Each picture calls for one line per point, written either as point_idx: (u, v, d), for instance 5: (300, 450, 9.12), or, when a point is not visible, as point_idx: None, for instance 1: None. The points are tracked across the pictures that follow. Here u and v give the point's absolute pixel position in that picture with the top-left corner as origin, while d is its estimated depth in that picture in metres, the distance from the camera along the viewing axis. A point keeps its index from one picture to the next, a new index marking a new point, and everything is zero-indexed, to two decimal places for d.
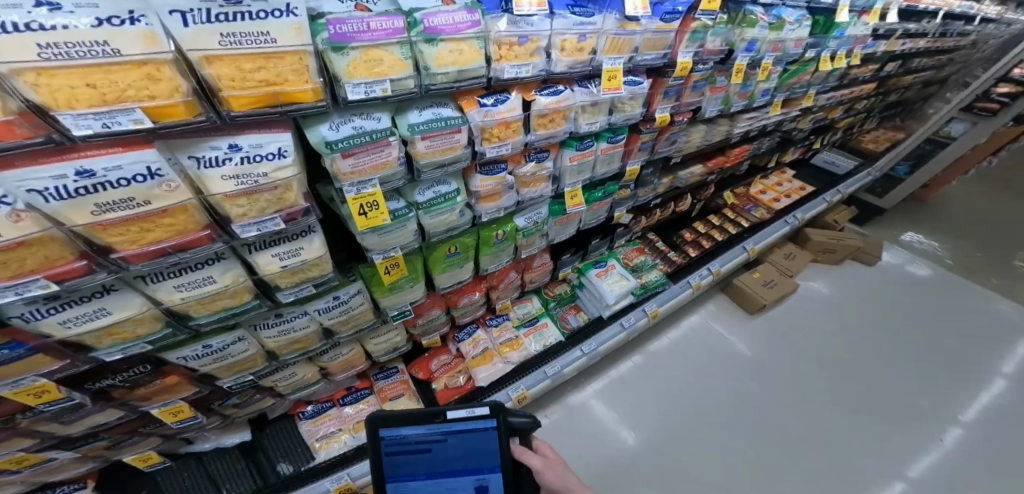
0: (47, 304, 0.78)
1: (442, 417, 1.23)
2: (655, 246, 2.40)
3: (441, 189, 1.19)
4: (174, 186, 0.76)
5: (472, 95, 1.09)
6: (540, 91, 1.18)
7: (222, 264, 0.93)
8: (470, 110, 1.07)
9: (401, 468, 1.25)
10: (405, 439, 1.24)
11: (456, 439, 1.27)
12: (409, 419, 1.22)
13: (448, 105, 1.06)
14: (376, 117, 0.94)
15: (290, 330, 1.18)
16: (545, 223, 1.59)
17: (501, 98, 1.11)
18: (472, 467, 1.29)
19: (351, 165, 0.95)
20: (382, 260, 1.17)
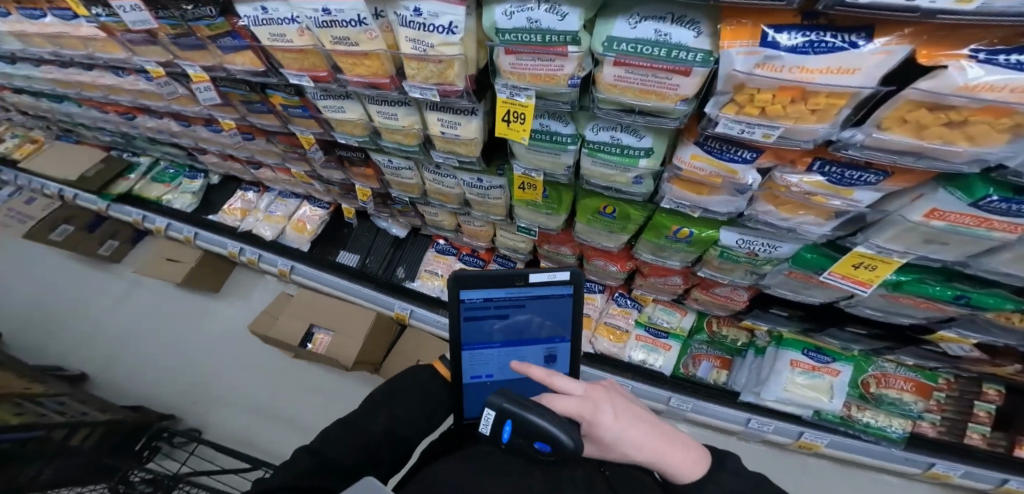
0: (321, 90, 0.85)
1: (530, 282, 0.68)
2: (972, 404, 1.14)
3: (624, 140, 0.63)
4: (374, 36, 0.60)
5: (764, 17, 0.38)
6: (993, 48, 0.33)
7: (406, 108, 0.78)
8: (726, 46, 0.39)
9: (473, 336, 0.71)
10: (481, 308, 0.69)
11: (541, 302, 0.70)
12: (493, 282, 0.67)
13: (697, 22, 0.43)
14: (562, 11, 0.47)
15: (443, 182, 1.04)
16: (777, 266, 0.83)
17: (848, 43, 0.36)
18: (559, 328, 0.72)
19: (512, 64, 0.55)
20: (521, 175, 0.82)
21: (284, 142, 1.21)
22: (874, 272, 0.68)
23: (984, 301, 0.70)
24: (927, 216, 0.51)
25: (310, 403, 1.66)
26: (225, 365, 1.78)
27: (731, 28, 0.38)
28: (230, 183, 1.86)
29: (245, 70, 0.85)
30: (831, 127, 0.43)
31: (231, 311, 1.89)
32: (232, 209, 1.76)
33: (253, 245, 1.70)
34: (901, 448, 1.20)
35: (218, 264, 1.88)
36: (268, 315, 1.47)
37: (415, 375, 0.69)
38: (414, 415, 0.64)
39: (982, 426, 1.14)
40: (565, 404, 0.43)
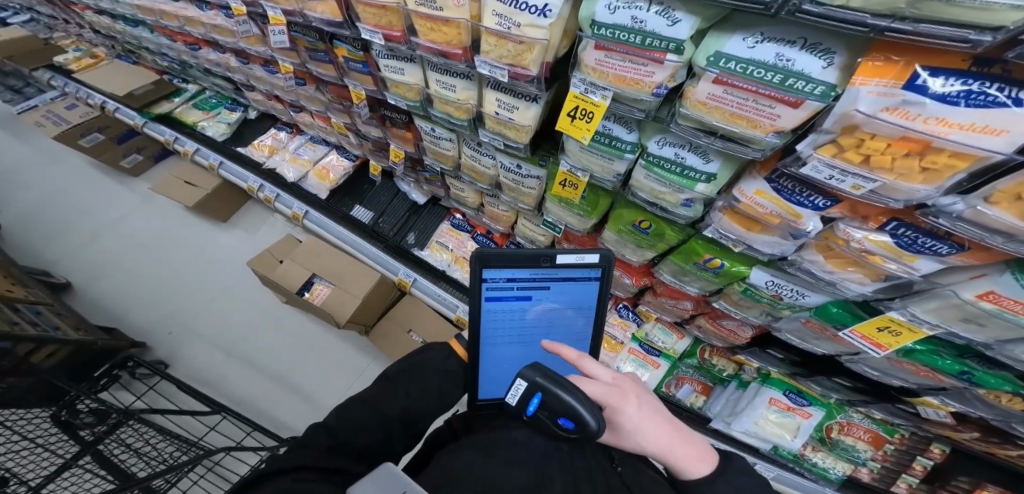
0: (387, 51, 0.80)
1: (556, 264, 0.66)
2: (913, 458, 1.15)
3: (687, 160, 0.63)
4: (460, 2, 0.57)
5: (923, 56, 0.35)
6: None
7: (466, 81, 0.75)
8: (859, 82, 0.37)
9: (494, 317, 0.70)
10: (504, 289, 0.68)
11: (565, 285, 0.69)
12: (520, 263, 0.65)
13: (831, 52, 0.40)
14: (674, 17, 0.45)
15: (482, 161, 1.00)
16: (796, 313, 0.85)
17: (1012, 99, 0.32)
18: (580, 311, 0.72)
19: (598, 60, 0.54)
20: (565, 171, 0.82)
21: (334, 93, 1.15)
22: (896, 337, 0.69)
23: (988, 382, 0.71)
24: (980, 296, 0.51)
25: (291, 353, 1.63)
26: (214, 300, 1.73)
27: (875, 64, 0.37)
28: (268, 121, 1.79)
29: (323, 21, 0.79)
30: (936, 190, 0.42)
31: (229, 244, 1.84)
32: (261, 144, 1.66)
33: (273, 183, 1.62)
34: (834, 488, 1.31)
35: (231, 197, 1.82)
36: (269, 253, 1.41)
37: (426, 354, 0.65)
38: (429, 392, 0.61)
39: (912, 478, 1.19)
40: (594, 390, 0.48)
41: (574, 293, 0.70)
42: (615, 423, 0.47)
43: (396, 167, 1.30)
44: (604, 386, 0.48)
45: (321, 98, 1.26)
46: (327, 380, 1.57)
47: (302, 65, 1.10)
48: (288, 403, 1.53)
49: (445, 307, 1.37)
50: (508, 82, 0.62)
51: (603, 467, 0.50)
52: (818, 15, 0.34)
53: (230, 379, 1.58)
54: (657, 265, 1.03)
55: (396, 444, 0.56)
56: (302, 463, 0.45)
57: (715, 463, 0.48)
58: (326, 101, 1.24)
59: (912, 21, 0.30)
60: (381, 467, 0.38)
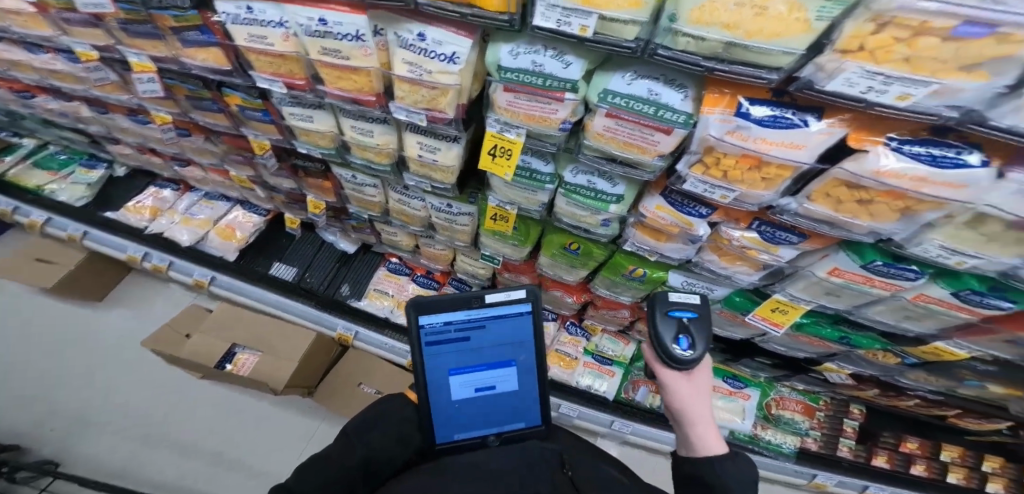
0: (289, 98, 0.79)
1: (485, 303, 0.72)
2: (841, 421, 1.36)
3: (598, 185, 0.72)
4: (370, 53, 0.58)
5: (741, 89, 0.45)
6: (906, 138, 0.40)
7: (383, 126, 0.77)
8: (706, 112, 0.46)
9: (436, 361, 0.71)
10: (442, 333, 0.72)
11: (500, 322, 0.74)
12: (451, 306, 0.71)
13: (685, 86, 0.50)
14: (566, 60, 0.52)
15: (410, 204, 1.03)
16: (709, 306, 0.94)
17: (801, 121, 0.43)
18: (518, 347, 0.74)
19: (508, 102, 0.59)
20: (495, 206, 0.87)
21: (229, 144, 1.11)
22: (787, 315, 0.80)
23: (863, 342, 0.86)
24: (829, 273, 0.63)
25: (222, 427, 1.45)
26: (113, 386, 1.49)
27: (713, 96, 0.46)
28: (141, 179, 1.61)
29: (203, 67, 0.77)
30: (774, 194, 0.52)
31: (120, 322, 1.58)
32: (138, 207, 1.53)
33: (160, 249, 1.49)
34: (793, 462, 1.34)
35: (106, 269, 1.58)
36: (172, 330, 1.30)
37: (386, 400, 0.64)
38: (388, 439, 0.59)
39: (849, 440, 1.35)
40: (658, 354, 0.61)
41: (510, 331, 0.74)
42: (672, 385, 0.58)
43: (317, 219, 1.28)
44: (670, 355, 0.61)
45: (213, 150, 1.20)
46: (272, 449, 1.43)
47: (182, 114, 1.04)
48: (230, 481, 1.38)
49: (395, 354, 1.35)
50: (427, 125, 0.66)
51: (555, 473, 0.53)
52: (669, 57, 0.41)
53: (150, 470, 1.38)
54: (592, 281, 1.11)
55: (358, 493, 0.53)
56: None
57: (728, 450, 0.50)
58: (220, 153, 1.18)
59: (729, 62, 0.39)
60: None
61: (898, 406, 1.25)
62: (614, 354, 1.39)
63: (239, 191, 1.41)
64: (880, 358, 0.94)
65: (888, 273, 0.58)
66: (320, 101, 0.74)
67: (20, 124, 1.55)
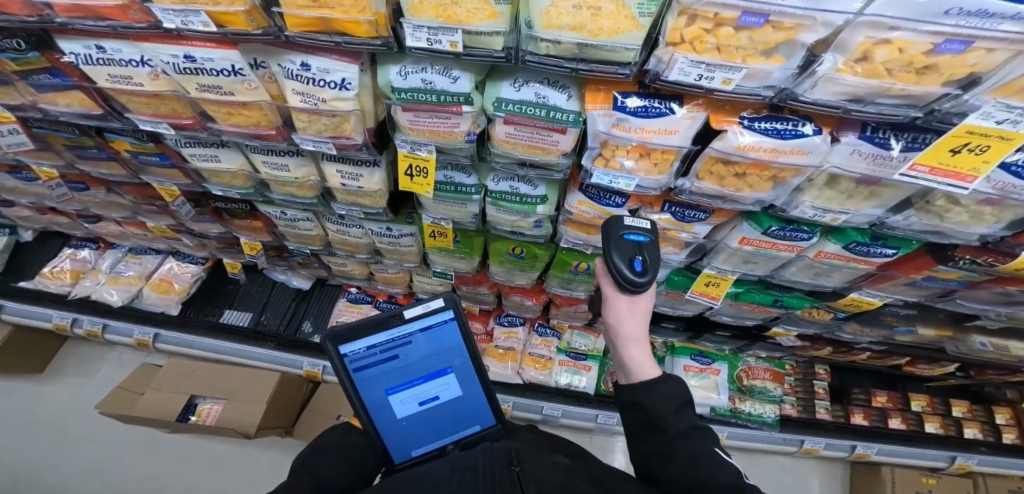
0: (186, 139, 0.76)
1: (406, 318, 0.71)
2: (812, 382, 1.45)
3: (521, 189, 0.74)
4: (254, 86, 0.58)
5: (614, 85, 0.48)
6: (755, 116, 0.45)
7: (299, 159, 0.75)
8: (591, 108, 0.48)
9: (369, 387, 0.69)
10: (368, 357, 0.69)
11: (427, 334, 0.72)
12: (369, 329, 0.68)
13: (567, 86, 0.53)
14: (454, 75, 0.53)
15: (349, 232, 1.01)
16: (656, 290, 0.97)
17: (668, 109, 0.46)
18: (451, 353, 0.74)
19: (410, 121, 0.60)
20: (430, 223, 0.87)
21: (134, 193, 1.06)
22: (720, 287, 0.83)
23: (795, 302, 0.90)
24: (741, 242, 0.66)
25: (190, 489, 1.36)
26: (63, 463, 1.38)
27: (592, 92, 0.49)
28: (54, 241, 1.49)
29: (68, 111, 0.72)
30: (668, 177, 0.55)
31: (55, 402, 1.47)
32: (56, 272, 1.40)
33: (90, 313, 1.39)
34: (778, 430, 1.39)
35: (39, 339, 1.46)
36: (126, 390, 1.20)
37: (328, 435, 0.61)
38: (336, 473, 0.56)
39: (824, 401, 1.43)
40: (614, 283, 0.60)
41: (439, 337, 0.73)
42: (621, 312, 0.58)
43: (258, 260, 1.23)
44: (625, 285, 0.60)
45: (121, 202, 1.15)
46: None
47: (68, 165, 0.99)
48: None
49: None
50: (337, 153, 0.66)
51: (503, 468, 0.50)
52: (537, 63, 0.43)
53: None
54: (545, 281, 1.14)
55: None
56: None
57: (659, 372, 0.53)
58: (129, 203, 1.13)
59: (587, 62, 0.42)
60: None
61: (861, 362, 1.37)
62: (587, 349, 1.39)
63: (164, 241, 1.35)
64: (817, 317, 0.99)
65: (789, 235, 0.62)
66: (218, 139, 0.72)
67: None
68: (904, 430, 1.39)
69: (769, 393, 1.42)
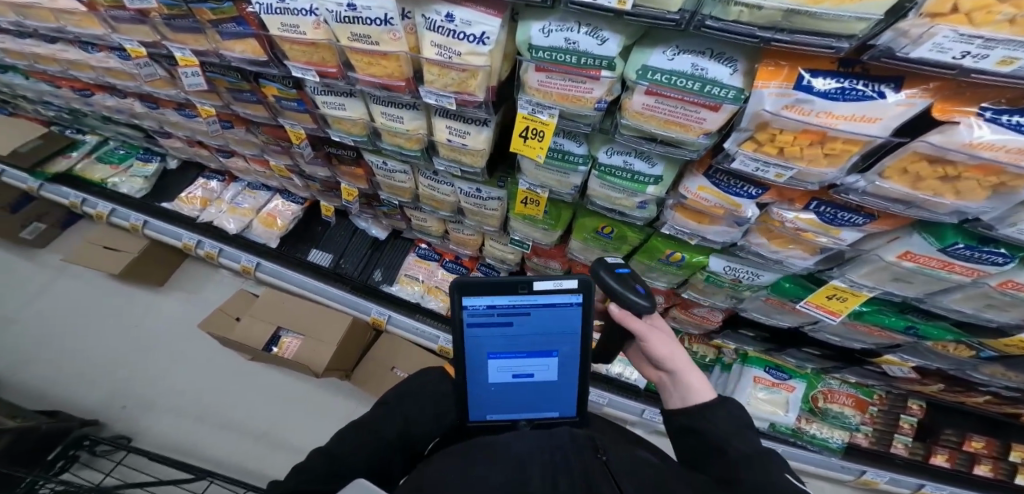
0: (322, 87, 0.82)
1: (532, 290, 0.68)
2: (898, 416, 1.30)
3: (635, 166, 0.69)
4: (398, 37, 0.61)
5: (802, 61, 0.40)
6: (1001, 107, 0.36)
7: (413, 112, 0.78)
8: (760, 86, 0.41)
9: (476, 343, 0.70)
10: (484, 316, 0.69)
11: (545, 311, 0.70)
12: (494, 290, 0.67)
13: (733, 59, 0.45)
14: (602, 36, 0.50)
15: (439, 190, 1.03)
16: (756, 293, 0.93)
17: (875, 92, 0.38)
18: (563, 338, 0.71)
19: (540, 82, 0.59)
20: (525, 190, 0.86)
21: (270, 134, 1.14)
22: (845, 303, 0.77)
23: (933, 332, 0.82)
24: (900, 257, 0.59)
25: (272, 406, 1.56)
26: (178, 361, 1.65)
27: (768, 69, 0.41)
28: (192, 171, 1.72)
29: (241, 59, 0.80)
30: (839, 172, 0.47)
31: (178, 307, 1.74)
32: (190, 198, 1.62)
33: (211, 237, 1.57)
34: (840, 457, 1.32)
35: (165, 257, 1.73)
36: (224, 312, 1.37)
37: (425, 378, 0.69)
38: (425, 415, 0.64)
39: (905, 437, 1.30)
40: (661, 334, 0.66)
41: (556, 318, 0.70)
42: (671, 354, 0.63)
43: (351, 206, 1.31)
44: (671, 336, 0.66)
45: (254, 140, 1.25)
46: (315, 430, 1.52)
47: (226, 107, 1.09)
48: (277, 459, 1.47)
49: (425, 339, 1.37)
50: (456, 108, 0.68)
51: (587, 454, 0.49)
52: (718, 30, 0.37)
53: (208, 443, 1.50)
54: None
55: (393, 463, 0.58)
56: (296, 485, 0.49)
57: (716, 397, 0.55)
58: (261, 143, 1.23)
59: (789, 32, 0.35)
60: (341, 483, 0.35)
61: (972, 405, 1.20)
62: None
63: (279, 180, 1.46)
64: (952, 351, 0.88)
65: (971, 258, 0.54)
66: (351, 88, 0.76)
67: (82, 120, 1.67)
68: (990, 478, 1.27)
69: (844, 421, 1.30)
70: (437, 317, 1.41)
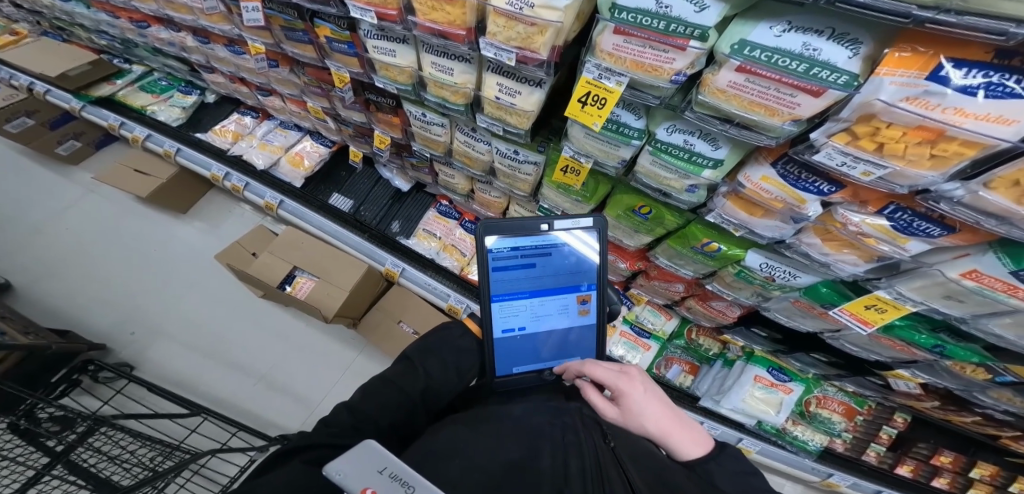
0: (376, 31, 0.77)
1: (552, 229, 0.72)
2: (880, 427, 1.30)
3: (696, 147, 0.65)
4: None
5: (949, 47, 0.35)
6: None
7: (466, 66, 0.75)
8: (883, 73, 0.37)
9: (501, 286, 0.72)
10: (508, 258, 0.72)
11: (565, 250, 0.74)
12: (520, 231, 0.71)
13: (858, 41, 0.39)
14: (702, 3, 0.44)
15: (472, 147, 1.00)
16: (786, 293, 0.93)
17: None
18: (583, 274, 0.74)
19: (615, 46, 0.54)
20: (568, 158, 0.83)
21: (313, 76, 1.09)
22: (882, 314, 0.76)
23: (959, 354, 0.81)
24: (964, 275, 0.57)
25: (275, 349, 1.57)
26: (190, 294, 1.66)
27: (900, 55, 0.36)
28: (227, 105, 1.73)
29: None
30: (941, 176, 0.44)
31: (196, 240, 1.74)
32: (222, 130, 1.59)
33: (239, 171, 1.55)
34: (813, 459, 1.35)
35: (190, 186, 1.73)
36: (241, 247, 1.37)
37: (445, 329, 0.67)
38: (448, 373, 0.62)
39: (879, 446, 1.31)
40: (604, 375, 0.61)
41: (577, 255, 0.74)
42: (621, 403, 0.57)
43: (380, 153, 1.26)
44: (614, 373, 0.60)
45: (295, 81, 1.20)
46: (315, 377, 1.53)
47: (276, 45, 1.02)
48: (272, 402, 1.48)
49: (436, 296, 1.33)
50: (514, 65, 0.65)
51: (596, 441, 0.49)
52: (863, 7, 0.32)
53: (207, 379, 1.51)
54: (652, 249, 1.06)
55: (419, 421, 0.56)
56: (322, 440, 0.46)
57: (712, 450, 0.50)
58: (301, 84, 1.18)
59: (956, 14, 0.29)
60: (362, 447, 0.35)
61: (954, 422, 1.16)
62: (654, 327, 1.39)
63: (312, 122, 1.41)
64: (967, 372, 0.85)
65: None
66: (407, 34, 0.73)
67: (132, 51, 1.68)
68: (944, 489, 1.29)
69: (828, 425, 1.31)
70: (450, 275, 1.38)
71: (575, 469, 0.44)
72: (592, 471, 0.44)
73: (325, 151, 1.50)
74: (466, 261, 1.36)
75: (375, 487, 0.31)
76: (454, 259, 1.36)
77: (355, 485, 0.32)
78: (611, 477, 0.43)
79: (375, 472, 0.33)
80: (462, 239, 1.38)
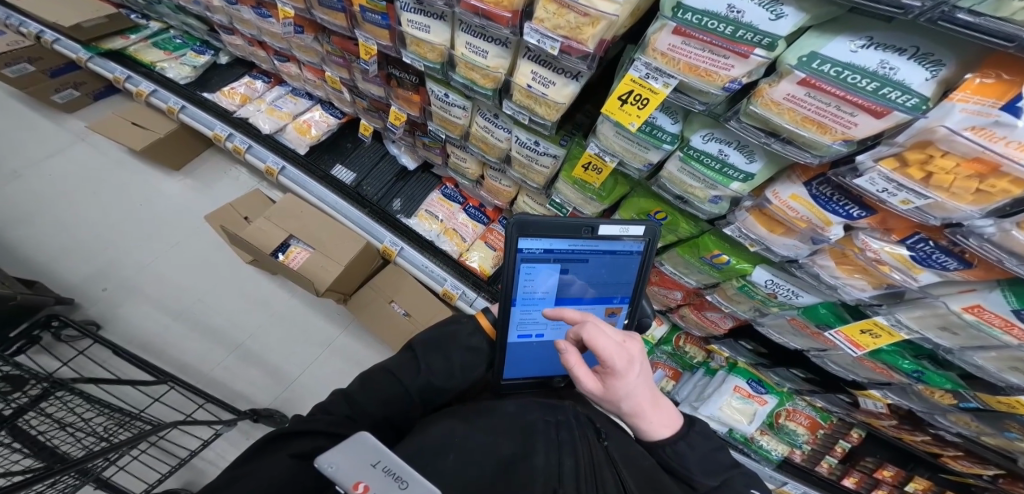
0: (412, 4, 0.75)
1: (597, 235, 0.66)
2: (836, 441, 1.33)
3: (730, 158, 0.65)
4: None
5: None
6: None
7: (501, 50, 0.73)
8: (958, 98, 0.38)
9: (529, 287, 0.67)
10: (541, 259, 0.66)
11: (604, 258, 0.69)
12: (559, 232, 0.64)
13: (941, 64, 0.39)
14: (780, 11, 0.43)
15: (493, 133, 0.98)
16: (782, 311, 0.95)
17: None
18: (618, 287, 0.72)
19: (671, 46, 0.53)
20: (592, 155, 0.82)
21: (337, 45, 1.04)
22: (875, 339, 0.80)
23: (935, 380, 0.85)
24: (967, 309, 0.59)
25: (254, 318, 1.51)
26: (172, 255, 1.57)
27: (982, 82, 0.37)
28: (240, 69, 1.67)
29: None
30: (978, 212, 0.45)
31: (184, 200, 1.66)
32: (232, 92, 1.53)
33: (243, 133, 1.50)
34: (773, 468, 1.36)
35: (187, 145, 1.65)
36: (234, 210, 1.33)
37: (454, 325, 0.64)
38: (454, 368, 0.60)
39: (832, 459, 1.33)
40: (608, 350, 0.44)
41: (610, 264, 0.70)
42: (609, 384, 0.46)
43: (394, 130, 1.23)
44: (618, 350, 0.45)
45: (317, 50, 1.15)
46: (293, 351, 1.47)
47: (306, 11, 0.97)
48: (245, 374, 1.42)
49: (432, 280, 1.31)
50: (556, 55, 0.63)
51: (590, 439, 0.49)
52: (967, 25, 0.31)
53: (179, 345, 1.44)
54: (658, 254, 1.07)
55: (414, 412, 0.57)
56: (317, 428, 0.46)
57: (679, 430, 0.50)
58: (323, 53, 1.13)
59: None
60: (354, 438, 0.32)
61: (903, 440, 1.20)
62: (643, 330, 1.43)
63: (326, 92, 1.36)
64: (935, 396, 0.89)
65: None
66: (447, 9, 0.70)
67: (152, 7, 1.59)
68: None
69: (793, 438, 1.35)
70: (447, 260, 1.35)
71: (570, 466, 0.44)
72: (586, 469, 0.44)
73: (334, 122, 1.47)
74: (466, 247, 1.33)
75: (368, 484, 0.29)
76: (453, 243, 1.33)
77: (346, 480, 0.29)
78: (605, 476, 0.44)
79: (368, 465, 0.30)
80: (464, 224, 1.36)
